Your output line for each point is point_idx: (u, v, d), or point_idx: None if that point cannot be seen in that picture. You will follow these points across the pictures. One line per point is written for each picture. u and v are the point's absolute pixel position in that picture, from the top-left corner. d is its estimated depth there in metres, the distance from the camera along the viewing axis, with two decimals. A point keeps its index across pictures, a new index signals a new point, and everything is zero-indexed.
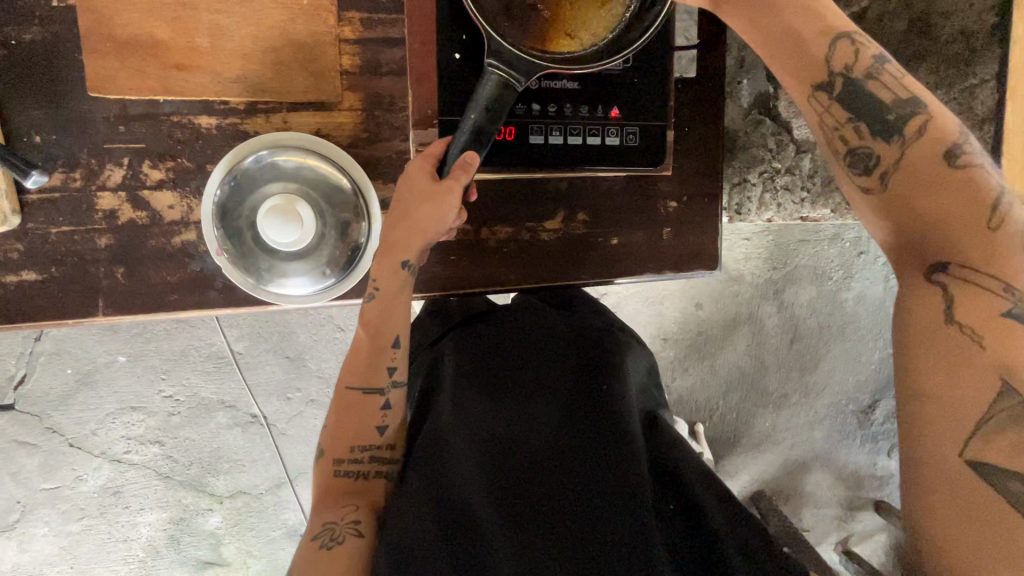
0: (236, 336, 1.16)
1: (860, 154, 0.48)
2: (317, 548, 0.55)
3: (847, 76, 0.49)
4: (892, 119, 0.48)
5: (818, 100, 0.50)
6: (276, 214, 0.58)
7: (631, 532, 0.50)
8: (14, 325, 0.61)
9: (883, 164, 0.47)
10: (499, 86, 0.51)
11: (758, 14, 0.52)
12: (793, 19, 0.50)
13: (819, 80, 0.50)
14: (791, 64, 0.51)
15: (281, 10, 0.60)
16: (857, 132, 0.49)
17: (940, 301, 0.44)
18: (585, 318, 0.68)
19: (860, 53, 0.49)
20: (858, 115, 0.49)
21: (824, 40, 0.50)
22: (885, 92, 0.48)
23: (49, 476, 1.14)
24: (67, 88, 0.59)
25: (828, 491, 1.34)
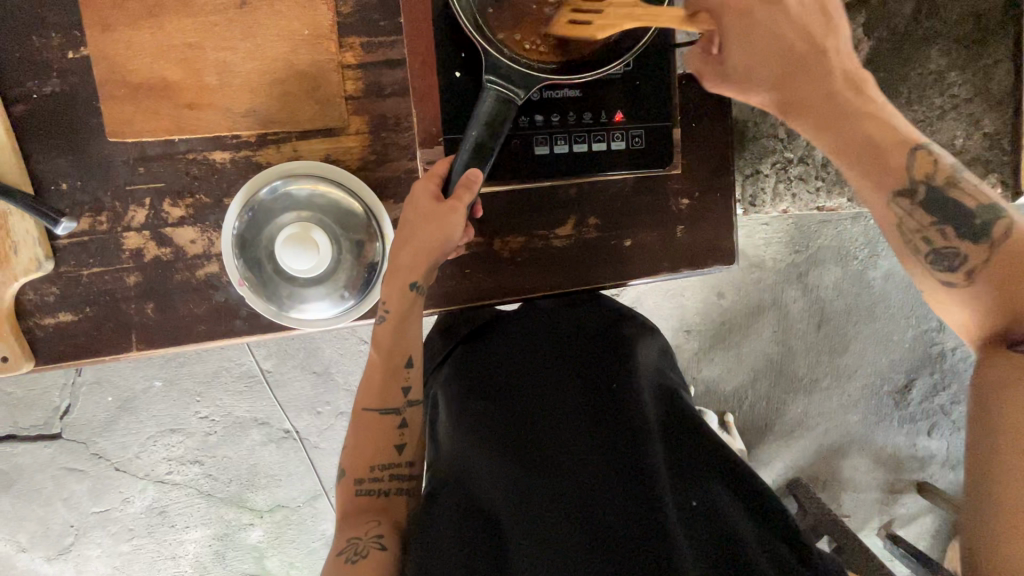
0: (264, 355, 1.19)
1: (941, 253, 0.49)
2: (342, 562, 0.55)
3: (928, 184, 0.49)
4: (969, 216, 0.49)
5: (898, 204, 0.50)
6: (293, 242, 0.59)
7: (644, 518, 0.49)
8: (55, 364, 0.64)
9: (970, 262, 0.48)
10: (499, 102, 0.52)
11: (832, 124, 0.52)
12: (870, 128, 0.50)
13: (901, 187, 0.50)
14: (871, 170, 0.50)
15: (284, 42, 0.61)
16: (942, 235, 0.49)
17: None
18: (610, 306, 0.70)
19: (941, 163, 0.49)
20: (942, 217, 0.49)
21: (902, 150, 0.50)
22: (968, 200, 0.49)
23: (98, 500, 1.19)
24: (86, 134, 0.61)
25: (867, 476, 1.30)
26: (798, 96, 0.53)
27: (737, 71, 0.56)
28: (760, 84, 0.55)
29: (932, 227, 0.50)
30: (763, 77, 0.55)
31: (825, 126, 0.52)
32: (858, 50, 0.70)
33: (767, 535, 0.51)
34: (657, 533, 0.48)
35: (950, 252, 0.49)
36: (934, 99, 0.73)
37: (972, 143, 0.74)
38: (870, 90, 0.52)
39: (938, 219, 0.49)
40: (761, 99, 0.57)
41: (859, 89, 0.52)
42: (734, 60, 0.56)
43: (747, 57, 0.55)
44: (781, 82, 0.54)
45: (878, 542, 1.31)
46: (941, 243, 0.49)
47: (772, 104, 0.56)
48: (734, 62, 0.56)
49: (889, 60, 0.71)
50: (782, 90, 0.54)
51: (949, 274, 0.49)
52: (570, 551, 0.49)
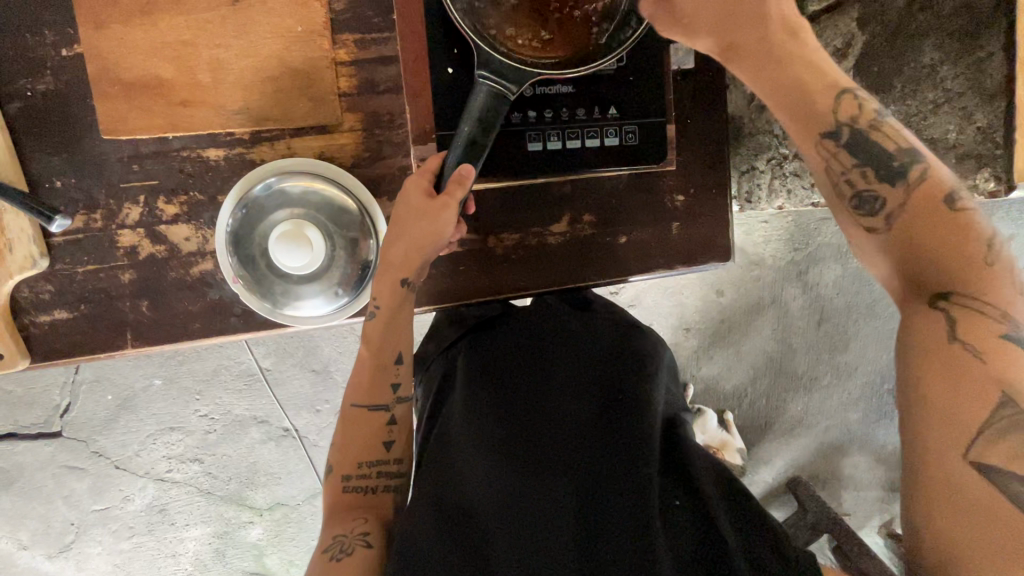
0: (262, 354, 1.19)
1: (865, 197, 0.49)
2: (327, 560, 0.55)
3: (853, 127, 0.50)
4: (888, 158, 0.49)
5: (824, 146, 0.50)
6: (286, 239, 0.59)
7: (635, 526, 0.50)
8: (52, 362, 0.64)
9: (889, 206, 0.48)
10: (491, 97, 0.52)
11: (763, 68, 0.52)
12: (799, 71, 0.51)
13: (826, 130, 0.50)
14: (799, 113, 0.51)
15: (277, 39, 0.61)
16: (862, 177, 0.49)
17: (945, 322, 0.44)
18: (610, 317, 0.70)
19: (864, 106, 0.50)
20: (865, 160, 0.49)
21: (830, 94, 0.50)
22: (888, 141, 0.49)
23: (99, 498, 1.20)
24: (81, 132, 0.61)
25: (867, 475, 1.30)
26: (735, 41, 0.53)
27: (680, 14, 0.55)
28: (701, 29, 0.55)
29: (855, 169, 0.50)
30: (705, 22, 0.54)
31: (759, 68, 0.53)
32: (852, 45, 0.71)
33: (754, 536, 0.51)
34: (646, 541, 0.48)
35: (870, 197, 0.49)
36: (928, 93, 0.72)
37: (968, 137, 0.73)
38: (805, 33, 0.52)
39: (860, 161, 0.49)
40: (701, 46, 0.57)
41: (795, 33, 0.52)
42: (681, 2, 0.54)
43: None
44: (723, 23, 0.53)
45: (879, 541, 1.31)
46: (862, 186, 0.49)
47: (710, 49, 0.56)
48: (680, 5, 0.55)
49: (883, 54, 0.71)
50: (721, 35, 0.54)
51: (869, 218, 0.49)
52: (561, 556, 0.50)
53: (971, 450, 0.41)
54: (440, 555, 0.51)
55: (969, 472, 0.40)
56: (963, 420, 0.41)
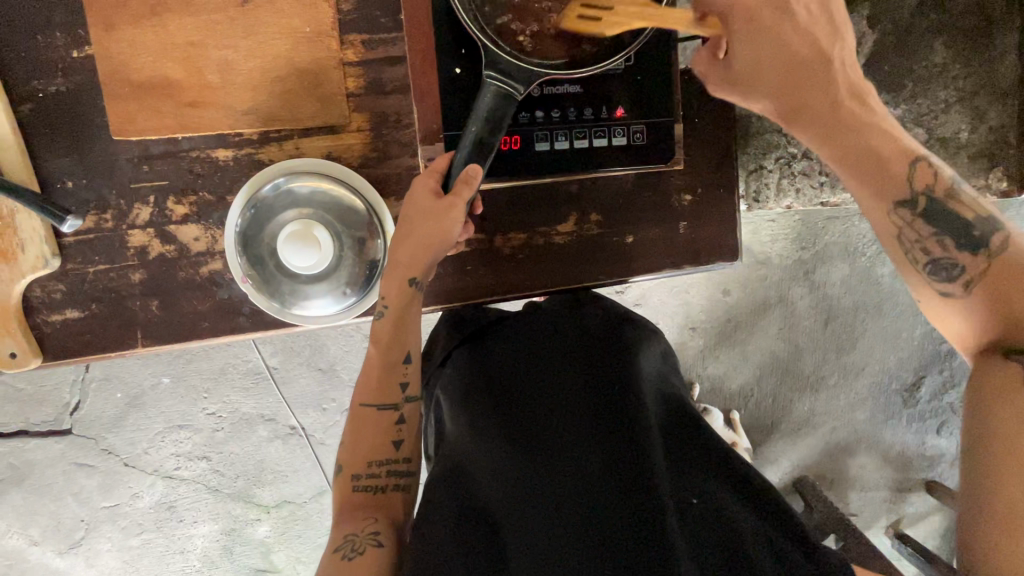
0: (270, 353, 1.20)
1: (941, 264, 0.51)
2: (338, 559, 0.55)
3: (929, 197, 0.51)
4: (966, 226, 0.50)
5: (901, 213, 0.52)
6: (294, 239, 0.60)
7: (643, 513, 0.49)
8: (63, 361, 0.64)
9: (968, 272, 0.49)
10: (499, 97, 0.52)
11: (838, 134, 0.53)
12: (875, 141, 0.52)
13: (904, 199, 0.51)
14: (876, 181, 0.52)
15: (285, 40, 0.61)
16: (942, 246, 0.51)
17: (1019, 371, 0.44)
18: (616, 309, 0.70)
19: (940, 175, 0.51)
20: (941, 228, 0.51)
21: (904, 160, 0.51)
22: (964, 210, 0.51)
23: (108, 495, 1.21)
24: (91, 132, 0.62)
25: (875, 474, 1.29)
26: (802, 105, 0.54)
27: (741, 77, 0.56)
28: (765, 91, 0.56)
29: (931, 237, 0.51)
30: (770, 86, 0.55)
31: (828, 134, 0.53)
32: (861, 44, 0.69)
33: (769, 532, 0.51)
34: (658, 529, 0.48)
35: (948, 263, 0.50)
36: (939, 92, 0.72)
37: (977, 136, 0.73)
38: (872, 101, 0.53)
39: (936, 229, 0.51)
40: (760, 106, 0.58)
41: (864, 100, 0.53)
42: (741, 63, 0.55)
43: (756, 62, 0.55)
44: (787, 90, 0.54)
45: (886, 541, 1.30)
46: (939, 253, 0.51)
47: (772, 111, 0.57)
48: (739, 68, 0.56)
49: (894, 53, 0.70)
50: (786, 100, 0.55)
51: (946, 284, 0.50)
52: (570, 548, 0.50)
53: None
54: (454, 556, 0.51)
55: None
56: None
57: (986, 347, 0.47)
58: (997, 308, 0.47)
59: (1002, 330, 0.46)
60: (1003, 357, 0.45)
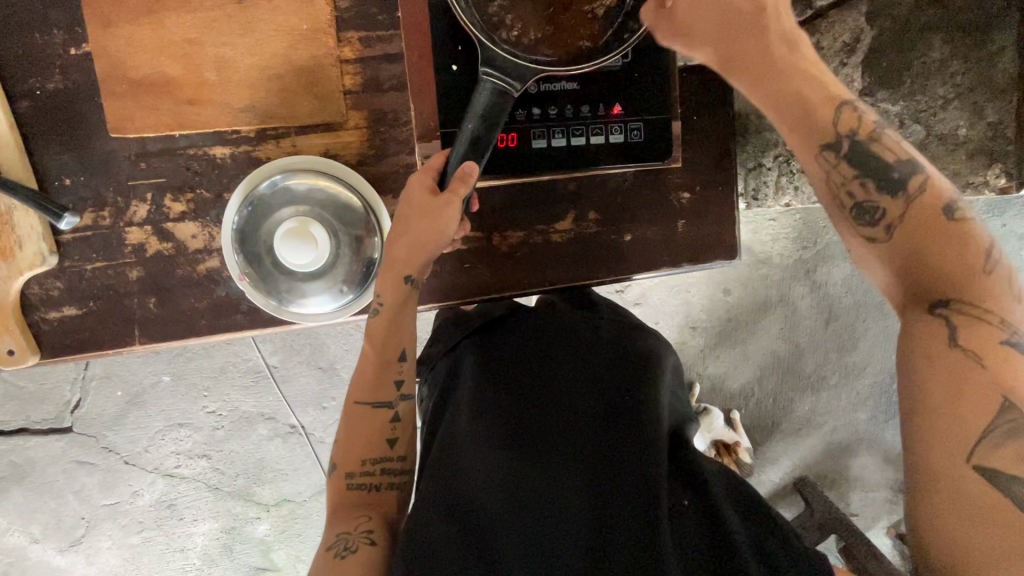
0: (270, 351, 1.20)
1: (865, 208, 0.49)
2: (331, 557, 0.55)
3: (852, 139, 0.50)
4: (887, 168, 0.49)
5: (825, 157, 0.51)
6: (291, 236, 0.59)
7: (642, 523, 0.50)
8: (61, 358, 0.65)
9: (889, 217, 0.48)
10: (495, 94, 0.52)
11: (765, 78, 0.53)
12: (798, 83, 0.52)
13: (827, 142, 0.50)
14: (798, 124, 0.51)
15: (282, 37, 0.61)
16: (863, 188, 0.49)
17: (945, 329, 0.43)
18: (626, 319, 0.71)
19: (864, 119, 0.50)
20: (864, 171, 0.49)
21: (830, 106, 0.51)
22: (888, 154, 0.50)
23: (108, 493, 1.21)
24: (89, 130, 0.62)
25: (876, 475, 1.29)
26: (732, 53, 0.55)
27: (682, 27, 0.56)
28: (703, 39, 0.56)
29: (856, 179, 0.50)
30: (707, 33, 0.56)
31: (758, 79, 0.53)
32: (860, 40, 0.69)
33: (763, 538, 0.51)
34: (654, 539, 0.49)
35: (871, 208, 0.49)
36: (938, 89, 0.71)
37: (977, 133, 0.73)
38: (803, 47, 0.53)
39: (861, 172, 0.50)
40: (702, 57, 0.57)
41: (793, 43, 0.53)
42: (681, 13, 0.56)
43: (694, 8, 0.55)
44: (723, 35, 0.55)
45: (887, 541, 1.30)
46: (863, 197, 0.49)
47: (713, 60, 0.57)
48: (681, 17, 0.56)
49: (891, 50, 0.70)
50: (723, 46, 0.55)
51: (869, 227, 0.49)
52: (567, 555, 0.50)
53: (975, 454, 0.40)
54: (450, 556, 0.52)
55: (976, 478, 0.40)
56: (969, 424, 0.40)
57: (910, 299, 0.46)
58: (916, 251, 0.46)
59: (927, 278, 0.45)
60: (931, 310, 0.44)
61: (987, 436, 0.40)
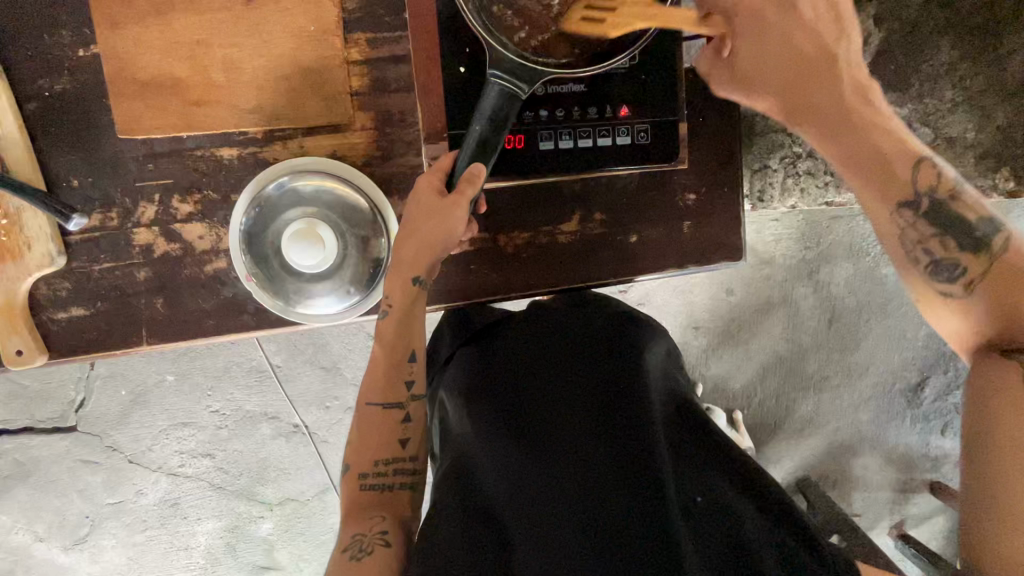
0: (274, 351, 1.20)
1: (943, 265, 0.50)
2: (346, 559, 0.56)
3: (931, 197, 0.49)
4: (968, 226, 0.50)
5: (902, 215, 0.50)
6: (299, 238, 0.60)
7: (651, 517, 0.50)
8: (68, 358, 0.65)
9: (969, 274, 0.49)
10: (503, 96, 0.52)
11: (841, 132, 0.51)
12: (877, 140, 0.50)
13: (905, 199, 0.50)
14: (879, 182, 0.50)
15: (290, 39, 0.62)
16: (942, 246, 0.50)
17: (1021, 369, 0.44)
18: (625, 310, 0.70)
19: (944, 176, 0.49)
20: (943, 230, 0.50)
21: (910, 163, 0.49)
22: (968, 212, 0.50)
23: (113, 492, 1.22)
24: (97, 131, 0.62)
25: (878, 474, 1.29)
26: (802, 103, 0.53)
27: (745, 75, 0.56)
28: (766, 90, 0.55)
29: (933, 237, 0.50)
30: (770, 83, 0.54)
31: (831, 134, 0.51)
32: (868, 42, 0.69)
33: (776, 533, 0.52)
34: (664, 533, 0.49)
35: (949, 263, 0.50)
36: (945, 91, 0.71)
37: (983, 136, 0.73)
38: (876, 98, 0.51)
39: (938, 230, 0.50)
40: (765, 105, 0.56)
41: (868, 97, 0.51)
42: (743, 60, 0.55)
43: (755, 57, 0.54)
44: (789, 87, 0.53)
45: (889, 542, 1.29)
46: (940, 253, 0.50)
47: (775, 110, 0.56)
48: (742, 65, 0.55)
49: (899, 52, 0.70)
50: (788, 98, 0.53)
51: (948, 285, 0.49)
52: (578, 551, 0.50)
53: None
54: (460, 554, 0.51)
55: None
56: None
57: (975, 340, 0.48)
58: (994, 304, 0.47)
59: (1003, 325, 0.46)
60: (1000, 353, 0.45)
61: None
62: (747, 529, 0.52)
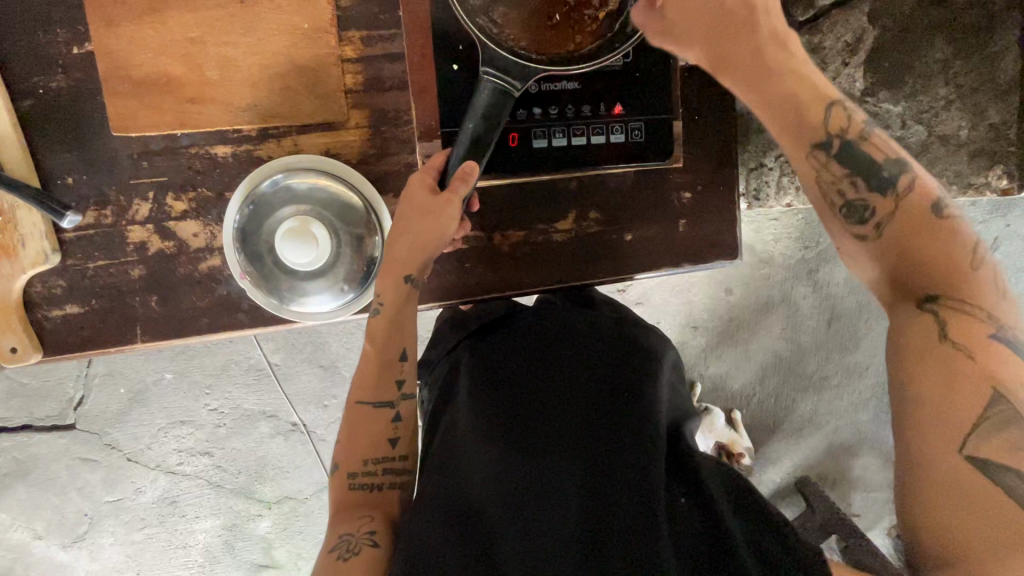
0: (271, 349, 1.20)
1: (855, 206, 0.49)
2: (334, 560, 0.55)
3: (842, 138, 0.49)
4: (876, 168, 0.49)
5: (816, 157, 0.50)
6: (292, 236, 0.60)
7: (640, 517, 0.50)
8: (63, 356, 0.65)
9: (878, 215, 0.48)
10: (495, 93, 0.52)
11: (758, 81, 0.51)
12: (792, 86, 0.50)
13: (818, 140, 0.49)
14: (794, 128, 0.50)
15: (284, 36, 0.61)
16: (853, 187, 0.49)
17: (933, 324, 0.43)
18: (627, 318, 0.72)
19: (852, 118, 0.49)
20: (853, 171, 0.49)
21: (821, 106, 0.49)
22: (876, 153, 0.49)
23: (111, 490, 1.22)
24: (91, 128, 0.62)
25: (878, 475, 1.29)
26: (722, 53, 0.53)
27: (672, 27, 0.54)
28: (693, 41, 0.54)
29: (846, 179, 0.49)
30: (697, 34, 0.53)
31: (749, 81, 0.51)
32: (862, 40, 0.69)
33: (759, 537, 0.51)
34: (652, 533, 0.49)
35: (860, 206, 0.49)
36: (940, 90, 0.71)
37: (979, 134, 0.73)
38: (793, 43, 0.51)
39: (851, 171, 0.49)
40: (693, 56, 0.55)
41: (784, 43, 0.51)
42: (672, 12, 0.53)
43: (683, 9, 0.53)
44: (711, 34, 0.52)
45: (889, 542, 1.29)
46: (853, 196, 0.49)
47: (702, 61, 0.55)
48: (671, 15, 0.54)
49: (894, 50, 0.69)
50: (712, 47, 0.53)
51: (860, 226, 0.49)
52: (565, 549, 0.50)
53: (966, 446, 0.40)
54: (446, 549, 0.51)
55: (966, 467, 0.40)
56: (959, 415, 0.41)
57: (897, 295, 0.47)
58: (903, 254, 0.47)
59: (919, 272, 0.46)
60: (918, 304, 0.45)
61: (975, 429, 0.40)
62: (728, 527, 0.50)
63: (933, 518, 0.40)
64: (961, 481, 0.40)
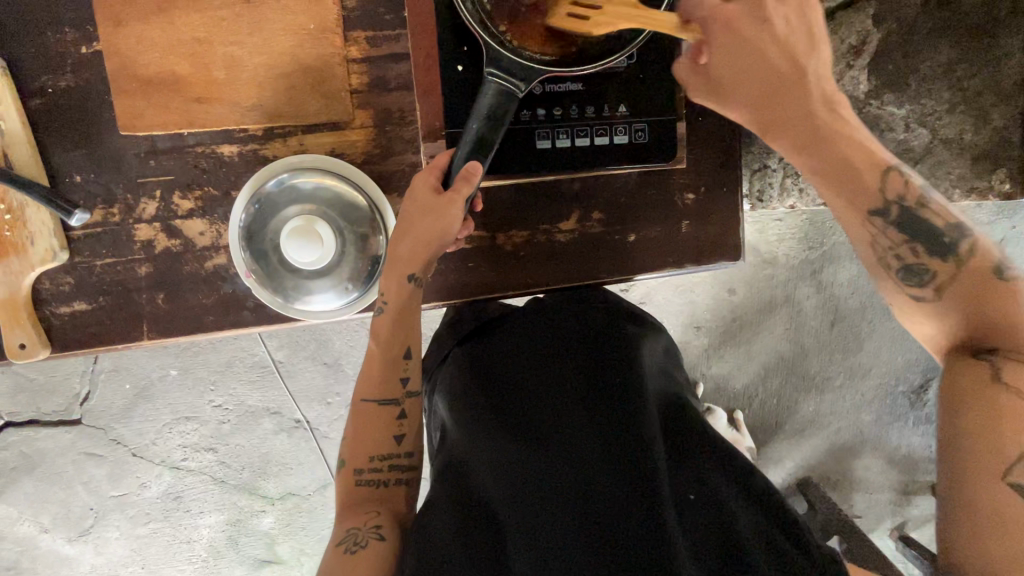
0: (276, 347, 1.21)
1: (914, 269, 0.51)
2: (342, 552, 0.56)
3: (901, 206, 0.50)
4: (938, 234, 0.50)
5: (874, 223, 0.51)
6: (297, 235, 0.60)
7: (643, 510, 0.49)
8: (71, 352, 0.66)
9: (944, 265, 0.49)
10: (500, 94, 0.52)
11: (809, 144, 0.52)
12: (846, 149, 0.51)
13: (875, 207, 0.50)
14: (849, 190, 0.51)
15: (290, 36, 0.62)
16: (913, 253, 0.50)
17: (989, 370, 0.44)
18: (623, 305, 0.71)
19: (910, 184, 0.50)
20: (913, 237, 0.50)
21: (877, 170, 0.50)
22: (939, 219, 0.51)
23: (117, 484, 1.23)
24: (99, 127, 0.62)
25: (880, 476, 1.29)
26: (774, 117, 0.53)
27: (721, 83, 0.55)
28: (739, 101, 0.55)
29: (904, 244, 0.51)
30: (745, 95, 0.54)
31: (803, 144, 0.52)
32: (867, 43, 0.69)
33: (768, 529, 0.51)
34: (655, 524, 0.47)
35: (919, 269, 0.50)
36: (943, 92, 0.71)
37: (981, 137, 0.73)
38: (844, 109, 0.52)
39: (909, 237, 0.51)
40: (739, 115, 0.56)
41: (834, 107, 0.52)
42: (721, 74, 0.55)
43: (732, 71, 0.54)
44: (759, 98, 0.54)
45: (891, 543, 1.29)
46: (912, 259, 0.51)
47: (751, 123, 0.56)
48: (718, 76, 0.55)
49: (897, 53, 0.69)
50: (761, 110, 0.54)
51: (919, 290, 0.50)
52: (572, 547, 0.49)
53: (1010, 474, 0.41)
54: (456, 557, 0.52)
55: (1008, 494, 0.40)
56: (1006, 446, 0.41)
57: (958, 347, 0.47)
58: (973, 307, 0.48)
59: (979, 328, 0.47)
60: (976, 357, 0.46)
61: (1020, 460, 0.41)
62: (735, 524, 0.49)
63: (973, 546, 0.40)
64: (1007, 510, 0.40)
